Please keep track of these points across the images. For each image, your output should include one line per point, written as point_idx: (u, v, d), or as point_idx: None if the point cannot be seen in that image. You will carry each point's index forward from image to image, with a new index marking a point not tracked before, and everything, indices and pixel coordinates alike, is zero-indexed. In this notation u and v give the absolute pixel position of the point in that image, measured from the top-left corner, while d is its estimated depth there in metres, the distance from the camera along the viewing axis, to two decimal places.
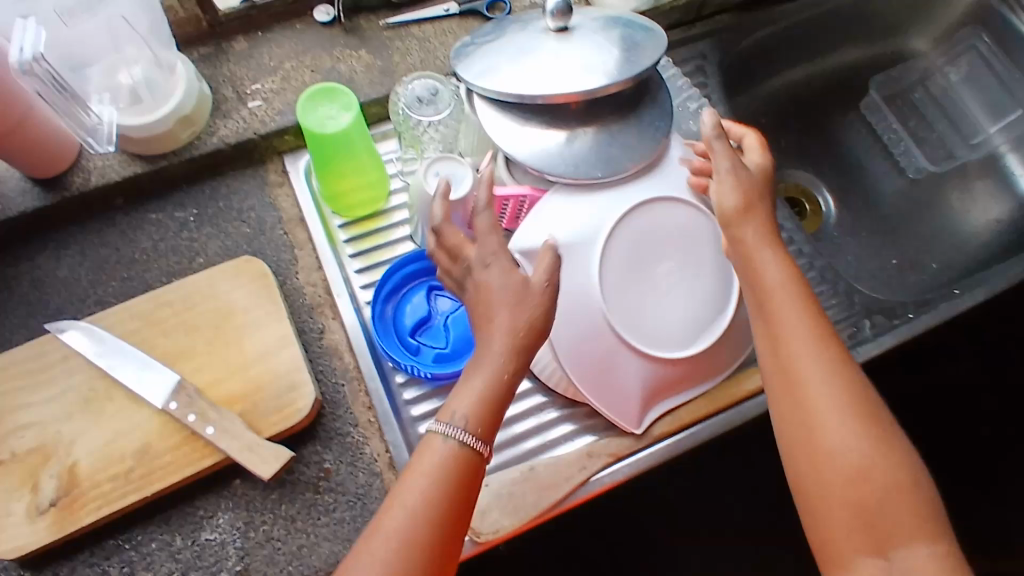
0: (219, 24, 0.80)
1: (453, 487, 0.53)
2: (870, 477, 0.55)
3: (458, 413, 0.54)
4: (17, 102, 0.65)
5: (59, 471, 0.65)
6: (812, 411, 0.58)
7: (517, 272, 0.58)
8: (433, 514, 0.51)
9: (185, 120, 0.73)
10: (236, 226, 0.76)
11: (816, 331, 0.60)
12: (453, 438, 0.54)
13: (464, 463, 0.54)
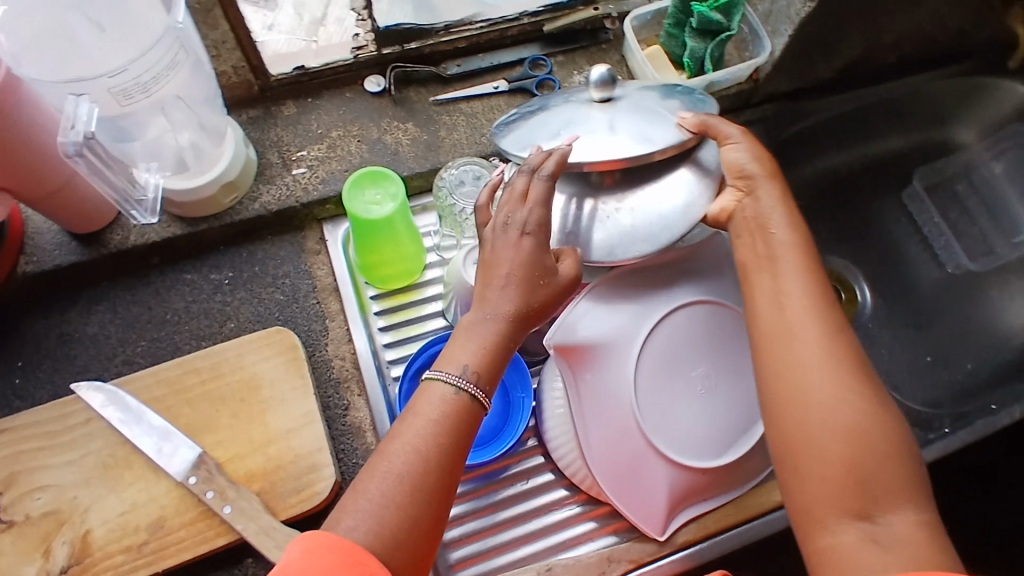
0: (270, 89, 0.80)
1: (457, 430, 0.52)
2: (859, 436, 0.51)
3: (468, 365, 0.54)
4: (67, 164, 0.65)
5: (71, 539, 0.64)
6: (803, 367, 0.53)
7: (529, 295, 0.56)
8: (437, 452, 0.51)
9: (229, 186, 0.73)
10: (270, 292, 0.76)
11: (806, 289, 0.57)
12: (464, 390, 0.53)
13: (470, 411, 0.54)
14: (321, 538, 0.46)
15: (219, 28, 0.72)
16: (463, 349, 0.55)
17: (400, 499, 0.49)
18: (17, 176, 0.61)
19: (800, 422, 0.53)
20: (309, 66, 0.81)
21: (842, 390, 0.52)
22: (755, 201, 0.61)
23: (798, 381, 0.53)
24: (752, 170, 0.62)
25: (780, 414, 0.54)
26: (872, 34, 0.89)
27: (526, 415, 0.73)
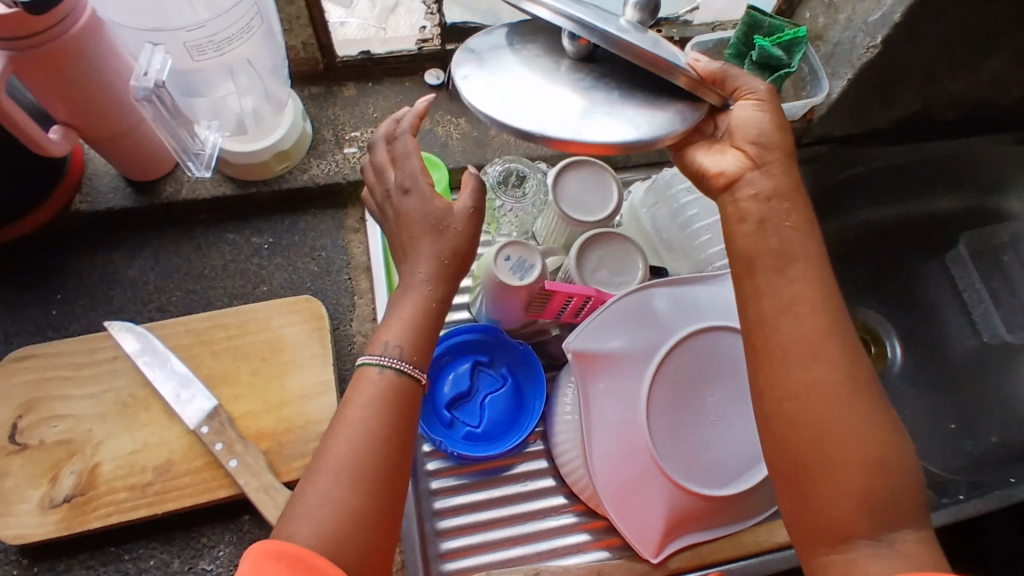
0: (333, 69, 0.83)
1: (394, 411, 0.52)
2: (880, 456, 0.48)
3: (393, 343, 0.54)
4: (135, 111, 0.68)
5: (80, 469, 0.66)
6: (823, 387, 0.49)
7: (435, 246, 0.55)
8: (378, 440, 0.50)
9: (282, 155, 0.76)
10: (305, 262, 0.78)
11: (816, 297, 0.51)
12: (388, 368, 0.53)
13: (399, 390, 0.53)
14: (273, 543, 0.46)
15: (296, 3, 0.72)
16: (391, 327, 0.54)
17: (351, 489, 0.49)
18: (86, 114, 0.64)
19: (819, 446, 0.49)
20: (375, 52, 0.83)
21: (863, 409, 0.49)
22: (767, 174, 0.54)
23: (815, 400, 0.49)
24: (761, 139, 0.55)
25: (801, 436, 0.49)
26: (932, 89, 0.89)
27: (534, 416, 0.73)
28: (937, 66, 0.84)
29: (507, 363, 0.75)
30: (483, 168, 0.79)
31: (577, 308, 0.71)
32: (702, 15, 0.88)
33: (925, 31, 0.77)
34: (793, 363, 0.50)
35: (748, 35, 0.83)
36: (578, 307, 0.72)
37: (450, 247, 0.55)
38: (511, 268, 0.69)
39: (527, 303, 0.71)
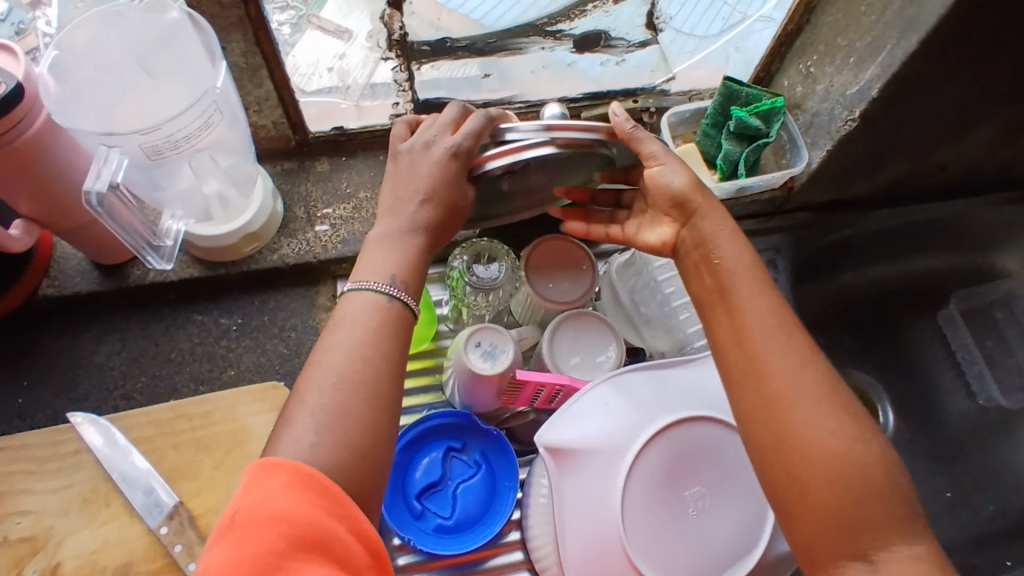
0: (307, 144, 0.82)
1: (390, 335, 0.54)
2: (854, 472, 0.48)
3: (395, 275, 0.56)
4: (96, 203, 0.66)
5: (37, 571, 0.64)
6: (785, 406, 0.51)
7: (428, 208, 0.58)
8: (380, 361, 0.53)
9: (251, 236, 0.75)
10: (275, 343, 0.77)
11: (771, 315, 0.54)
12: (395, 297, 0.55)
13: (403, 330, 0.55)
14: (302, 471, 0.46)
15: (264, 86, 0.71)
16: (386, 262, 0.57)
17: (349, 409, 0.50)
18: (47, 207, 0.63)
19: (782, 448, 0.51)
20: (348, 127, 0.82)
21: (833, 419, 0.50)
22: (694, 228, 0.59)
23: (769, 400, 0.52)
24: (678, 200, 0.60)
25: (763, 439, 0.52)
26: (915, 158, 0.88)
27: (508, 503, 0.71)
28: (920, 135, 0.82)
29: (481, 449, 0.73)
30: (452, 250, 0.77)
31: (549, 396, 0.70)
32: (678, 84, 0.88)
33: (903, 105, 0.76)
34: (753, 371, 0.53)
35: (726, 105, 0.82)
36: (551, 394, 0.70)
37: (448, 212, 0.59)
38: (481, 356, 0.68)
39: (500, 389, 0.69)
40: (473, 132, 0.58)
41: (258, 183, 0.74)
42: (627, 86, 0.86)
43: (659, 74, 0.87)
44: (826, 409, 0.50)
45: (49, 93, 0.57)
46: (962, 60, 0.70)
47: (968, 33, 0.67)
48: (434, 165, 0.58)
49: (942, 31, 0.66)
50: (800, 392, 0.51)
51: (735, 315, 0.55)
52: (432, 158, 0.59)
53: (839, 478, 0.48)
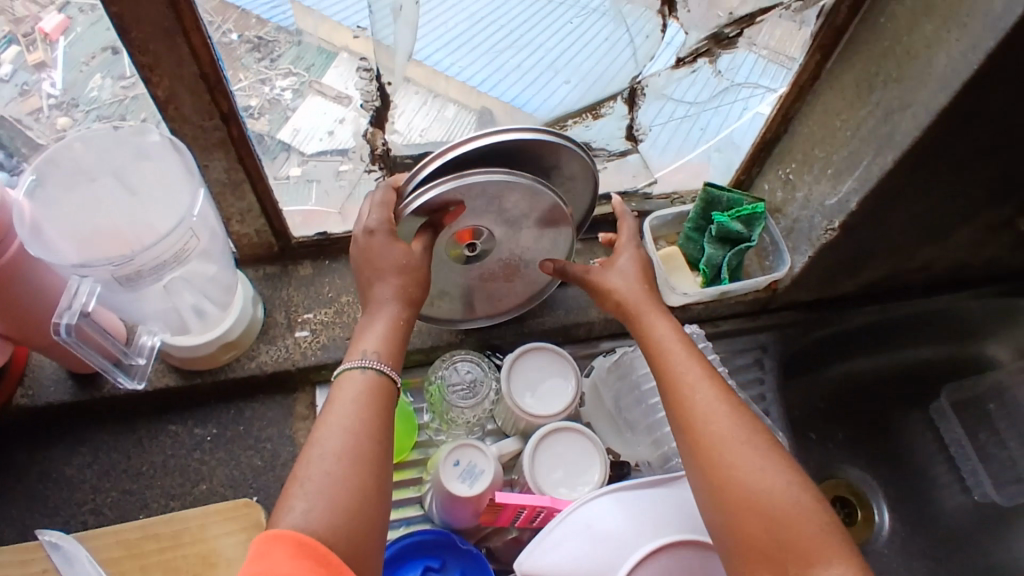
0: (289, 249, 0.82)
1: (377, 408, 0.53)
2: (775, 504, 0.53)
3: (367, 349, 0.56)
4: None
5: None
6: (714, 452, 0.56)
7: (395, 275, 0.58)
8: (366, 429, 0.51)
9: (229, 345, 0.74)
10: (249, 455, 0.75)
11: (698, 375, 0.60)
12: (370, 368, 0.55)
13: (384, 398, 0.54)
14: (300, 540, 0.45)
15: (245, 199, 0.72)
16: (367, 336, 0.56)
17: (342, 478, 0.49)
18: (18, 326, 0.62)
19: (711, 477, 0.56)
20: (332, 232, 0.82)
21: (758, 461, 0.56)
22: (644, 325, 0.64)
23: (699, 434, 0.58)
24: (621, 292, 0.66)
25: (693, 469, 0.58)
26: (897, 259, 0.88)
27: None
28: (899, 237, 0.83)
29: (461, 566, 0.71)
30: (438, 360, 0.78)
31: (530, 516, 0.69)
32: (661, 187, 0.90)
33: (882, 213, 0.77)
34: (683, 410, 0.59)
35: (707, 210, 0.83)
36: (532, 513, 0.69)
37: (406, 273, 0.58)
38: (459, 476, 0.67)
39: (479, 508, 0.68)
40: (382, 202, 0.58)
41: (237, 290, 0.73)
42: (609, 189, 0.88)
43: (642, 178, 0.88)
44: (751, 451, 0.56)
45: (24, 218, 0.57)
46: (935, 173, 0.71)
47: (940, 151, 0.68)
48: (375, 249, 0.57)
49: (915, 149, 0.68)
50: (723, 425, 0.57)
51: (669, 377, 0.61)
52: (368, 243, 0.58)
53: (762, 506, 0.53)
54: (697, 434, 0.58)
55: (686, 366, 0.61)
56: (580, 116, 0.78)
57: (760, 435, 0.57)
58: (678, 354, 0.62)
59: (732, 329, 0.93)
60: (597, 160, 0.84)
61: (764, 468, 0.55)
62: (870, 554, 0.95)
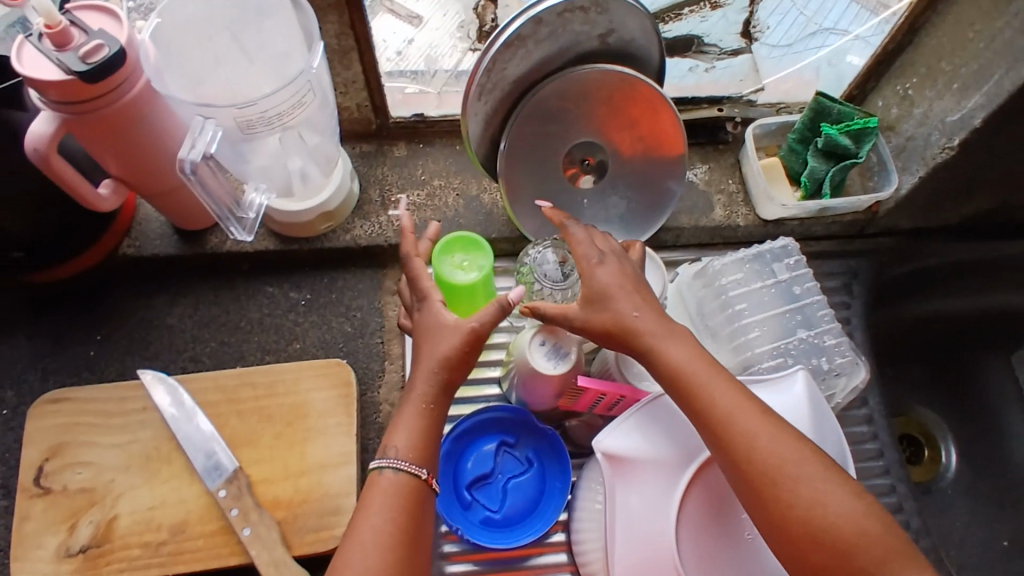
0: (386, 128, 0.83)
1: (404, 514, 0.54)
2: (838, 528, 0.50)
3: (400, 447, 0.56)
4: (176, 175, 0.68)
5: (98, 520, 0.66)
6: (762, 480, 0.53)
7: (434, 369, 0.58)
8: (389, 547, 0.52)
9: (327, 215, 0.76)
10: (340, 321, 0.78)
11: (728, 393, 0.56)
12: (398, 471, 0.55)
13: (417, 493, 0.56)
14: None
15: (352, 69, 0.73)
16: (397, 435, 0.57)
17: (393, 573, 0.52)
18: (136, 171, 0.65)
19: (766, 511, 0.52)
20: (429, 114, 0.83)
21: (813, 482, 0.52)
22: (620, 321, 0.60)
23: (748, 469, 0.53)
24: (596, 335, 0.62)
25: (743, 498, 0.54)
26: (1010, 188, 0.83)
27: (555, 507, 0.71)
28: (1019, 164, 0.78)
29: (534, 446, 0.74)
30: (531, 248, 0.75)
31: (611, 403, 0.70)
32: (767, 95, 0.86)
33: (1005, 134, 0.72)
34: (725, 442, 0.55)
35: (815, 120, 0.80)
36: (610, 402, 0.70)
37: (450, 355, 0.58)
38: (545, 355, 0.68)
39: (559, 391, 0.70)
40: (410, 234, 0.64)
41: (338, 163, 0.74)
42: (712, 93, 0.85)
43: (749, 83, 0.85)
44: (804, 472, 0.52)
45: (149, 61, 0.59)
46: None
47: None
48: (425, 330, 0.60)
49: None
50: (768, 446, 0.53)
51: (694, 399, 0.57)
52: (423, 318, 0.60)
53: (824, 531, 0.50)
54: (742, 463, 0.54)
55: (713, 386, 0.56)
56: (696, 6, 0.83)
57: (808, 451, 0.53)
58: (703, 375, 0.57)
59: (822, 252, 0.90)
60: (708, 57, 0.85)
61: (820, 491, 0.52)
62: (932, 492, 0.93)
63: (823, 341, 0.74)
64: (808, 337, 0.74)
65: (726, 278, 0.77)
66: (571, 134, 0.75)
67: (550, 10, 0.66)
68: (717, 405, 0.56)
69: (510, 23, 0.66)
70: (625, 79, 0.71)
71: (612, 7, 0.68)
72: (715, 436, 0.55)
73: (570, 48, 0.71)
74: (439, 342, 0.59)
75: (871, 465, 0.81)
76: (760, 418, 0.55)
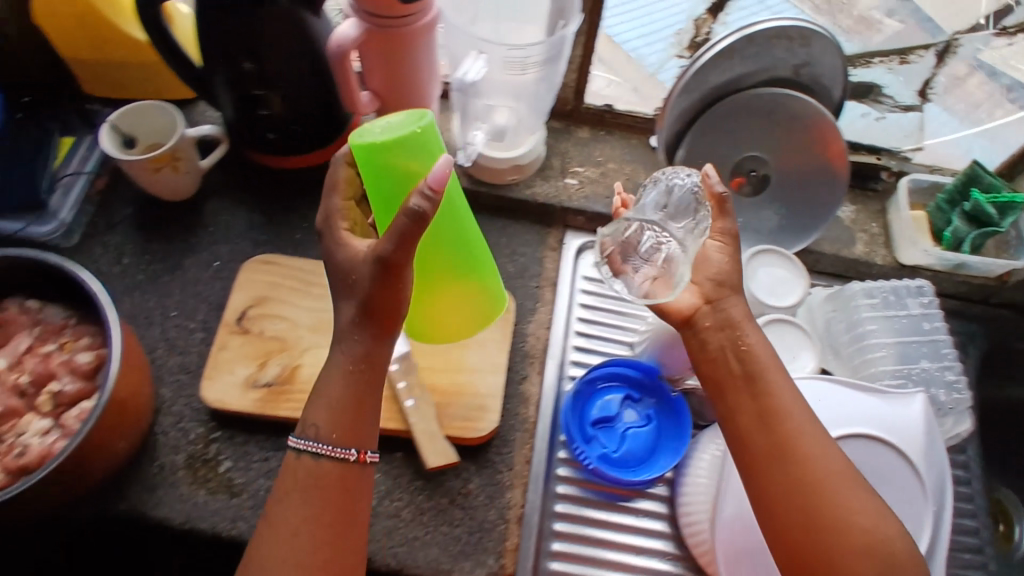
0: (578, 111, 0.95)
1: (314, 497, 0.60)
2: (874, 542, 0.57)
3: (317, 421, 0.60)
4: (416, 102, 0.82)
5: (284, 364, 0.77)
6: (815, 486, 0.58)
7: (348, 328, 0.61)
8: (298, 529, 0.58)
9: (518, 168, 0.88)
10: (505, 261, 0.88)
11: (796, 402, 0.62)
12: (311, 448, 0.60)
13: (340, 477, 0.61)
14: None
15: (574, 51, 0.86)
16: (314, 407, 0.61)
17: (315, 541, 0.59)
18: (391, 90, 0.79)
19: (813, 515, 0.58)
20: (616, 106, 0.95)
21: (858, 499, 0.58)
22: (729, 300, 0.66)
23: (803, 472, 0.59)
24: (729, 276, 0.67)
25: (785, 500, 0.59)
26: None
27: (665, 461, 0.78)
28: None
29: (654, 406, 0.81)
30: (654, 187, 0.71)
31: None
32: (923, 156, 0.94)
33: None
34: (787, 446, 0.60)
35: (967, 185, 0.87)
36: None
37: (362, 309, 0.60)
38: None
39: None
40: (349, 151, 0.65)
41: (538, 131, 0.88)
42: (874, 143, 0.94)
43: (910, 140, 0.94)
44: (851, 488, 0.59)
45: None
46: None
47: None
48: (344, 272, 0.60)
49: None
50: (824, 456, 0.59)
51: (766, 400, 0.62)
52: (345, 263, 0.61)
53: (863, 543, 0.57)
54: (799, 468, 0.59)
55: (783, 392, 0.62)
56: (887, 58, 0.87)
57: (853, 472, 0.60)
58: (779, 381, 0.62)
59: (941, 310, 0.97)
60: (880, 107, 0.91)
61: (864, 509, 0.58)
62: None
63: (942, 376, 0.80)
64: (930, 367, 0.80)
65: (860, 300, 0.83)
66: (745, 147, 0.85)
67: (762, 32, 0.78)
68: (787, 406, 0.61)
69: (727, 37, 0.78)
70: (806, 109, 0.81)
71: (815, 42, 0.79)
72: (780, 437, 0.60)
73: (767, 70, 0.82)
74: (364, 287, 0.59)
75: (960, 506, 0.85)
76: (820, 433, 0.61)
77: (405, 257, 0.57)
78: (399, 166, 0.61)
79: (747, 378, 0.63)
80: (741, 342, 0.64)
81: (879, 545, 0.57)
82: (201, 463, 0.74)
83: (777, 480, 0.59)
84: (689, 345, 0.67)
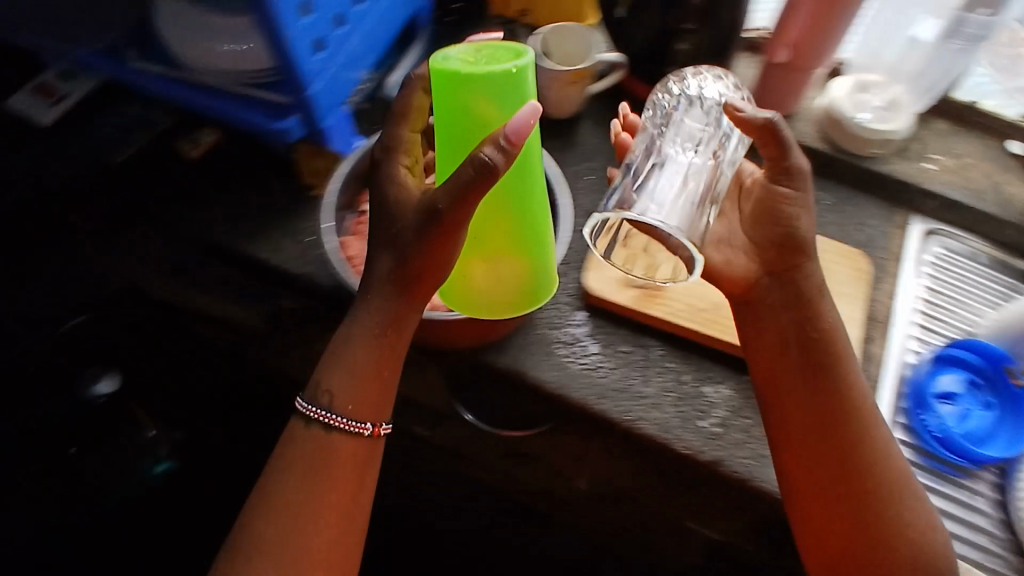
0: (945, 102, 1.03)
1: (324, 448, 0.68)
2: (911, 541, 0.66)
3: (331, 391, 0.68)
4: (816, 60, 0.87)
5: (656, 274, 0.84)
6: (859, 485, 0.67)
7: (377, 292, 0.66)
8: (304, 483, 0.67)
9: (884, 141, 0.94)
10: (853, 228, 0.93)
11: (858, 398, 0.70)
12: (321, 416, 0.68)
13: (355, 446, 0.69)
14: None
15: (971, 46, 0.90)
16: (334, 377, 0.68)
17: (331, 483, 0.67)
18: (802, 47, 0.86)
19: (848, 505, 0.68)
20: (981, 105, 1.02)
21: (898, 503, 0.67)
22: (787, 286, 0.72)
23: (851, 470, 0.68)
24: (788, 243, 0.72)
25: (825, 492, 0.68)
26: None
27: (1004, 443, 0.79)
28: None
29: (998, 395, 0.81)
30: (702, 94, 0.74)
31: None
32: None
33: None
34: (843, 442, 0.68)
35: None
36: None
37: (394, 267, 0.64)
38: None
39: None
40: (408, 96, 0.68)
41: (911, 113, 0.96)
42: None
43: None
44: (896, 490, 0.67)
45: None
46: None
47: None
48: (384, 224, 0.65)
49: None
50: (874, 458, 0.68)
51: (826, 393, 0.70)
52: (382, 226, 0.65)
53: (898, 538, 0.66)
54: (846, 465, 0.68)
55: (850, 387, 0.70)
56: None
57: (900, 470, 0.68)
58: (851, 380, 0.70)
59: None
60: None
61: (909, 511, 0.67)
62: None
63: None
64: None
65: None
66: None
67: None
68: (845, 409, 0.69)
69: None
70: None
71: None
72: (835, 430, 0.69)
73: None
74: (412, 237, 0.62)
75: None
76: (875, 435, 0.69)
77: (463, 215, 0.60)
78: (478, 108, 0.60)
79: (815, 370, 0.70)
80: (808, 328, 0.71)
81: (909, 544, 0.66)
82: (571, 343, 0.81)
83: (826, 475, 0.68)
84: (743, 316, 0.75)
